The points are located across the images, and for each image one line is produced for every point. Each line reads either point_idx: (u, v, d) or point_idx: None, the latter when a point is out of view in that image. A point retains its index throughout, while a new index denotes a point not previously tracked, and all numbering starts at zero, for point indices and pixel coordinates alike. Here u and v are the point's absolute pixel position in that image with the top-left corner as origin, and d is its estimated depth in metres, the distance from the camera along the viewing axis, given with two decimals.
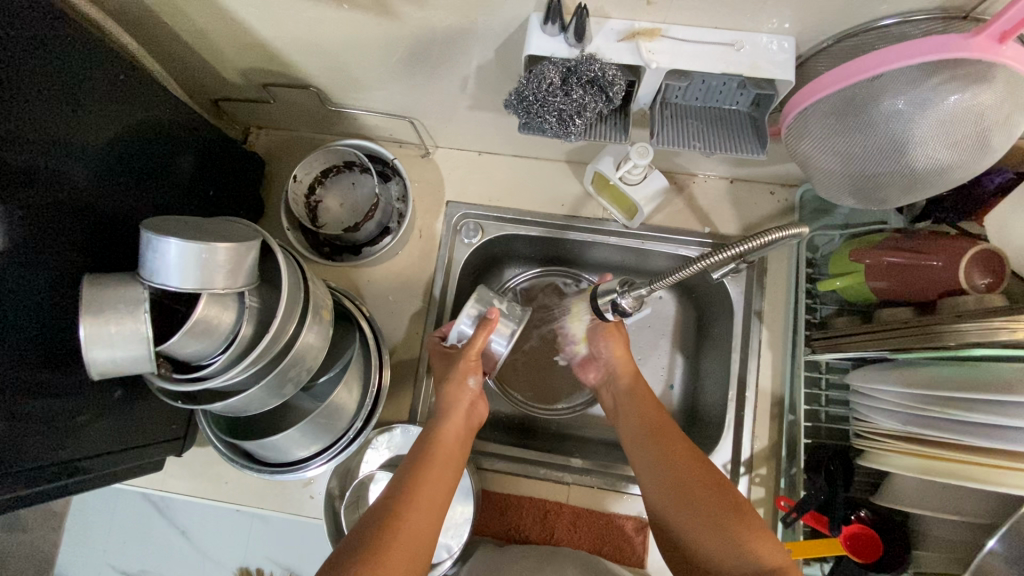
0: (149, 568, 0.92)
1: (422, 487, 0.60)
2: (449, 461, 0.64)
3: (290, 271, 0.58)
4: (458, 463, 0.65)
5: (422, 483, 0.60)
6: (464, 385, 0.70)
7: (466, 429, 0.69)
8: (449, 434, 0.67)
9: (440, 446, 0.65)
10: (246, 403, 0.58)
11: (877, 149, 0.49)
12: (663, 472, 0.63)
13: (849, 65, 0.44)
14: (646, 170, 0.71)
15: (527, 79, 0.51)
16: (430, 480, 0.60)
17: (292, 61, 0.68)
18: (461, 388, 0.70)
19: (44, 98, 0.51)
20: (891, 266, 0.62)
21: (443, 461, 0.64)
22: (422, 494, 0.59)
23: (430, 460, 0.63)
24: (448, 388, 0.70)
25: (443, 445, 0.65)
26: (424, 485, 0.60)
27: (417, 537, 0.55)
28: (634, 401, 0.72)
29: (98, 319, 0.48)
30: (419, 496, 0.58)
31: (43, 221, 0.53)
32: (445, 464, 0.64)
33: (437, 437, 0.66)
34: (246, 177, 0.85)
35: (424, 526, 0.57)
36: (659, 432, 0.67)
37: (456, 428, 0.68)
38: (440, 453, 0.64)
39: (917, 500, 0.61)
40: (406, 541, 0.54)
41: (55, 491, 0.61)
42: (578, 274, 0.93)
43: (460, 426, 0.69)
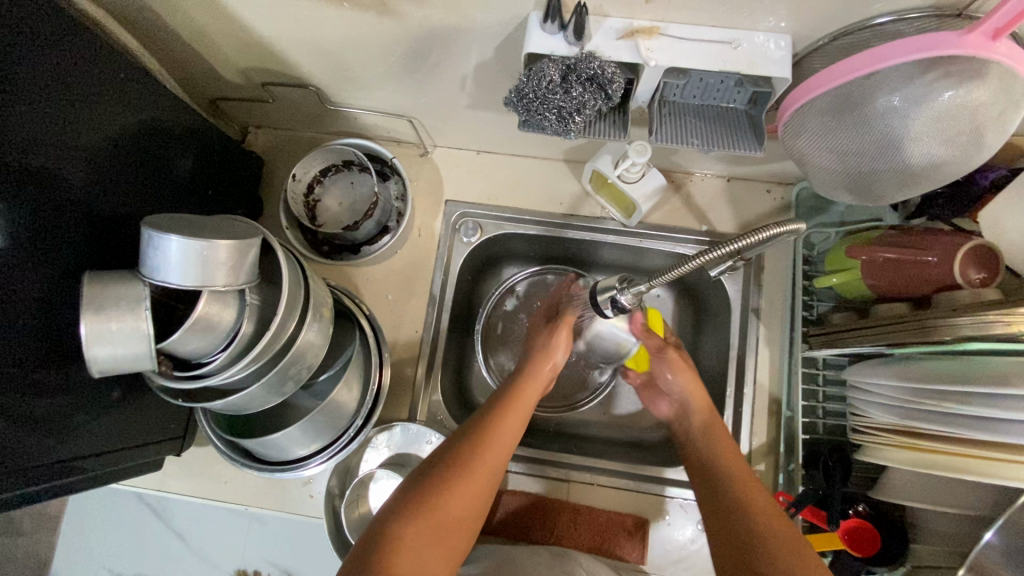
0: (146, 569, 0.92)
1: (504, 424, 0.61)
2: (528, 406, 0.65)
3: (291, 268, 0.58)
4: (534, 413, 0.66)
5: (504, 421, 0.61)
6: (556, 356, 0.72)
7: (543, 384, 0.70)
8: (530, 389, 0.67)
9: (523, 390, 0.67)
10: (247, 400, 0.58)
11: (872, 145, 0.50)
12: (741, 479, 0.58)
13: (844, 63, 0.45)
14: (644, 169, 0.72)
15: (527, 77, 0.51)
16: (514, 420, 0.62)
17: (291, 60, 0.68)
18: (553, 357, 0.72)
19: (42, 95, 0.51)
20: (886, 262, 0.63)
21: (523, 404, 0.65)
22: (502, 431, 0.60)
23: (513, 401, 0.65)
24: (540, 354, 0.72)
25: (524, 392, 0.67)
26: (506, 421, 0.61)
27: (495, 471, 0.57)
28: (711, 438, 0.65)
29: (99, 316, 0.48)
30: (500, 433, 0.60)
31: (41, 219, 0.53)
32: (525, 405, 0.65)
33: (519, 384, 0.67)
34: (245, 176, 0.85)
35: (501, 460, 0.59)
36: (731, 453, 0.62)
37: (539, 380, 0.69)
38: (524, 398, 0.66)
39: (914, 494, 0.62)
40: (487, 472, 0.56)
41: (53, 491, 0.61)
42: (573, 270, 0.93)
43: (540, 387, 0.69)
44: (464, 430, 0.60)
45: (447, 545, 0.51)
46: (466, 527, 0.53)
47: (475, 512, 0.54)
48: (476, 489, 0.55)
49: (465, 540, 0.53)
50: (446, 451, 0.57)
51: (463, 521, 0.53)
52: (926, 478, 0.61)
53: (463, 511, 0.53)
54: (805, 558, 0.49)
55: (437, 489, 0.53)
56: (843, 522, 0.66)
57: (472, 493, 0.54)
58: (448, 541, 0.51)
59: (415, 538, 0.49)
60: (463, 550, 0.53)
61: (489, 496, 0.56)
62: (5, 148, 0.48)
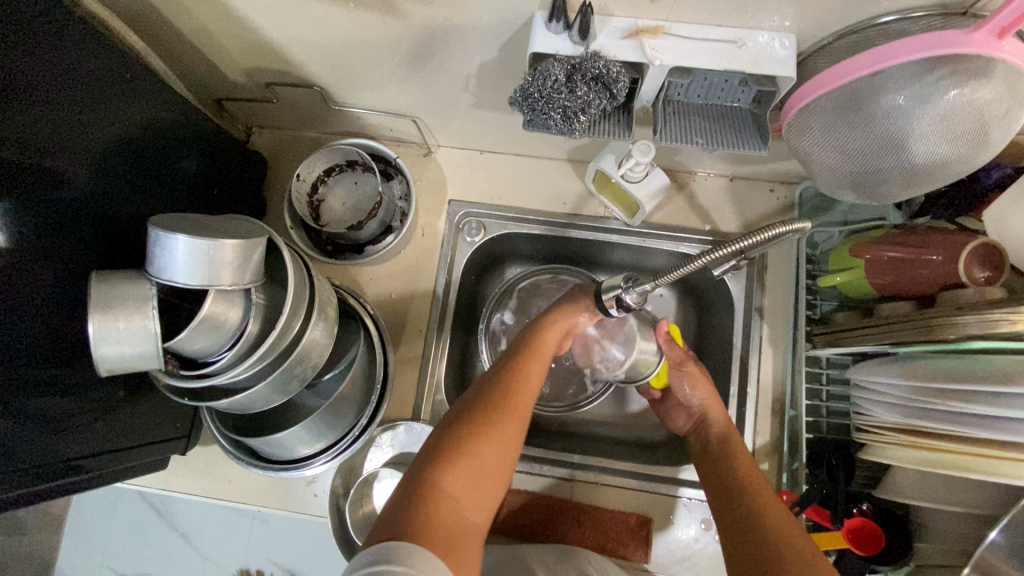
0: (150, 567, 0.92)
1: (530, 372, 0.61)
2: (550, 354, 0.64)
3: (296, 268, 0.58)
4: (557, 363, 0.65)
5: (530, 369, 0.61)
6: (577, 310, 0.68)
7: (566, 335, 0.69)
8: (552, 337, 0.66)
9: (546, 335, 0.65)
10: (252, 399, 0.58)
11: (877, 144, 0.50)
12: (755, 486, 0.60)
13: (850, 61, 0.45)
14: (647, 168, 0.72)
15: (532, 77, 0.51)
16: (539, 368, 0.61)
17: (296, 59, 0.69)
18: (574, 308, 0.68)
19: (49, 96, 0.51)
20: (890, 261, 0.63)
21: (546, 352, 0.64)
22: (529, 378, 0.60)
23: (536, 348, 0.64)
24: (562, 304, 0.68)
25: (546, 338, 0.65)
26: (532, 369, 0.61)
27: (525, 417, 0.57)
28: (729, 447, 0.67)
29: (107, 316, 0.48)
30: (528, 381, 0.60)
31: (49, 218, 0.53)
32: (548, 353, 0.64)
33: (541, 330, 0.66)
34: (249, 176, 0.86)
35: (531, 407, 0.59)
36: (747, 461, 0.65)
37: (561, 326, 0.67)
38: (544, 344, 0.64)
39: (918, 493, 0.62)
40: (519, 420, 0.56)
41: (60, 489, 0.61)
42: (574, 270, 0.92)
43: (561, 331, 0.67)
44: (490, 378, 0.60)
45: (486, 489, 0.52)
46: (503, 471, 0.54)
47: (511, 457, 0.55)
48: (510, 435, 0.55)
49: (502, 482, 0.54)
50: (472, 402, 0.57)
51: (501, 465, 0.53)
52: (930, 476, 0.61)
53: (500, 457, 0.53)
54: (803, 552, 0.51)
55: (471, 434, 0.53)
56: (846, 521, 0.66)
57: (506, 439, 0.55)
58: (487, 484, 0.52)
59: (457, 481, 0.50)
60: (500, 493, 0.54)
61: (521, 440, 0.57)
62: (12, 147, 0.49)
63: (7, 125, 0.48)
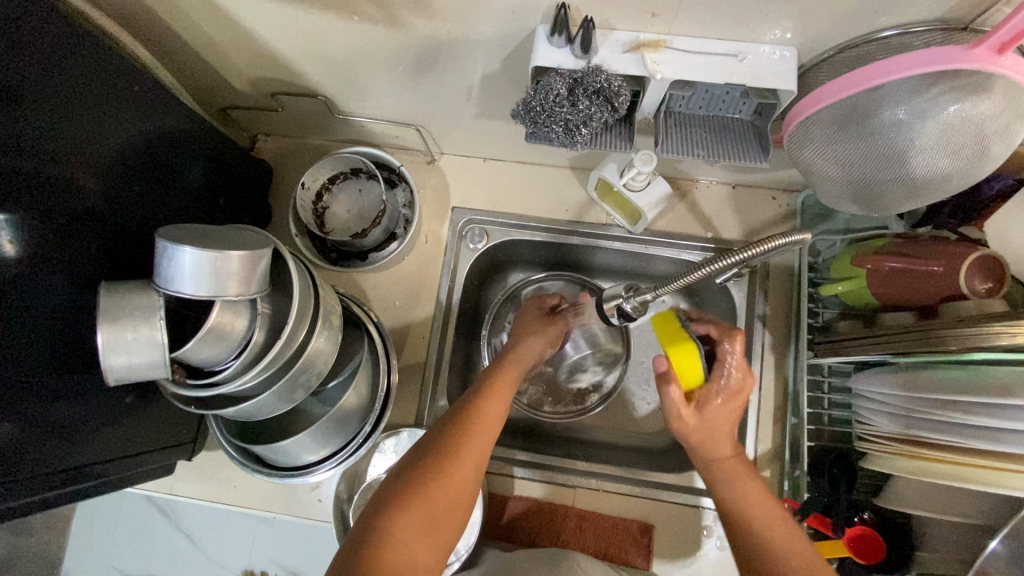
0: (156, 570, 0.93)
1: (487, 410, 0.61)
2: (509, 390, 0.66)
3: (301, 278, 0.59)
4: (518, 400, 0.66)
5: (487, 405, 0.62)
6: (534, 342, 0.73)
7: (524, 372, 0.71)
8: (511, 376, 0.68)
9: (504, 375, 0.67)
10: (258, 407, 0.59)
11: (878, 157, 0.50)
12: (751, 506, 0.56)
13: (849, 76, 0.46)
14: (649, 177, 0.73)
15: (534, 90, 0.52)
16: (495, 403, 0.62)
17: (301, 70, 0.69)
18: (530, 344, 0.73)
19: (57, 110, 0.52)
20: (891, 272, 0.63)
21: (505, 389, 0.65)
22: (486, 415, 0.61)
23: (495, 387, 0.65)
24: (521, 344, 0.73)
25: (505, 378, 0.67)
26: (488, 406, 0.62)
27: (480, 455, 0.57)
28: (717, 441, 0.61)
29: (115, 327, 0.49)
30: (483, 418, 0.60)
31: (57, 228, 0.54)
32: (506, 390, 0.66)
33: (499, 372, 0.67)
34: (254, 183, 0.86)
35: (488, 444, 0.59)
36: (764, 500, 0.57)
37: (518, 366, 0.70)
38: (504, 380, 0.66)
39: (920, 502, 0.62)
40: (473, 458, 0.57)
41: (69, 494, 0.62)
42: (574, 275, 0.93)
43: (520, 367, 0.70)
44: (448, 418, 0.61)
45: (437, 531, 0.51)
46: (456, 511, 0.54)
47: (464, 497, 0.55)
48: (464, 473, 0.55)
49: (457, 522, 0.54)
50: (430, 443, 0.58)
51: (453, 505, 0.53)
52: (932, 485, 0.61)
53: (451, 495, 0.54)
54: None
55: (421, 476, 0.54)
56: (848, 530, 0.66)
57: (460, 476, 0.55)
58: (440, 524, 0.52)
59: (406, 524, 0.50)
60: (457, 533, 0.54)
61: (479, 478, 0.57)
62: (16, 159, 0.49)
63: (10, 137, 0.49)
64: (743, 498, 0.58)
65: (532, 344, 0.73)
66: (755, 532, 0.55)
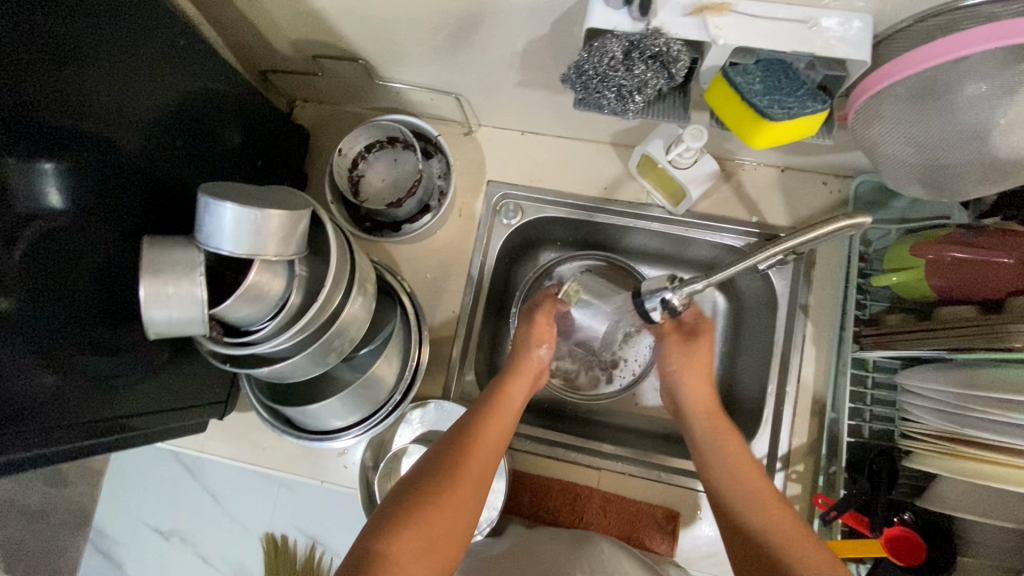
0: (180, 527, 0.96)
1: (485, 438, 0.63)
2: (510, 414, 0.68)
3: (338, 242, 0.59)
4: (517, 422, 0.68)
5: (486, 431, 0.64)
6: (535, 354, 0.75)
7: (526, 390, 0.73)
8: (514, 391, 0.71)
9: (506, 396, 0.69)
10: (291, 369, 0.59)
11: (954, 136, 0.47)
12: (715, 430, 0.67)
13: (944, 40, 0.42)
14: (697, 155, 0.70)
15: (587, 53, 0.49)
16: (495, 428, 0.65)
17: (343, 31, 0.68)
18: (531, 355, 0.75)
19: (100, 64, 0.52)
20: (954, 262, 0.59)
21: (506, 412, 0.68)
22: (483, 443, 0.63)
23: (494, 411, 0.67)
24: (520, 352, 0.75)
25: (505, 402, 0.69)
26: (486, 432, 0.64)
27: (476, 484, 0.59)
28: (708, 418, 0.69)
29: (157, 280, 0.49)
30: (484, 441, 0.63)
31: (100, 184, 0.54)
32: (505, 415, 0.67)
33: (502, 387, 0.70)
34: (291, 148, 0.86)
35: (485, 472, 0.61)
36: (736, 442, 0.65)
37: (518, 388, 0.71)
38: (507, 398, 0.69)
39: (966, 505, 0.59)
40: (468, 485, 0.59)
41: (106, 446, 0.63)
42: (598, 254, 0.90)
43: (523, 384, 0.72)
44: (447, 443, 0.63)
45: (436, 555, 0.53)
46: (451, 539, 0.55)
47: (460, 525, 0.56)
48: (460, 500, 0.57)
49: (453, 550, 0.55)
50: (435, 462, 0.60)
51: (446, 532, 0.55)
52: (982, 489, 0.58)
53: (447, 524, 0.55)
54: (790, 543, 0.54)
55: (418, 503, 0.55)
56: (886, 529, 0.63)
57: (455, 503, 0.57)
58: (435, 553, 0.53)
59: (402, 550, 0.51)
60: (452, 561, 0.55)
61: (478, 503, 0.59)
62: (58, 113, 0.49)
63: (54, 89, 0.49)
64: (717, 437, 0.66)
65: (531, 361, 0.75)
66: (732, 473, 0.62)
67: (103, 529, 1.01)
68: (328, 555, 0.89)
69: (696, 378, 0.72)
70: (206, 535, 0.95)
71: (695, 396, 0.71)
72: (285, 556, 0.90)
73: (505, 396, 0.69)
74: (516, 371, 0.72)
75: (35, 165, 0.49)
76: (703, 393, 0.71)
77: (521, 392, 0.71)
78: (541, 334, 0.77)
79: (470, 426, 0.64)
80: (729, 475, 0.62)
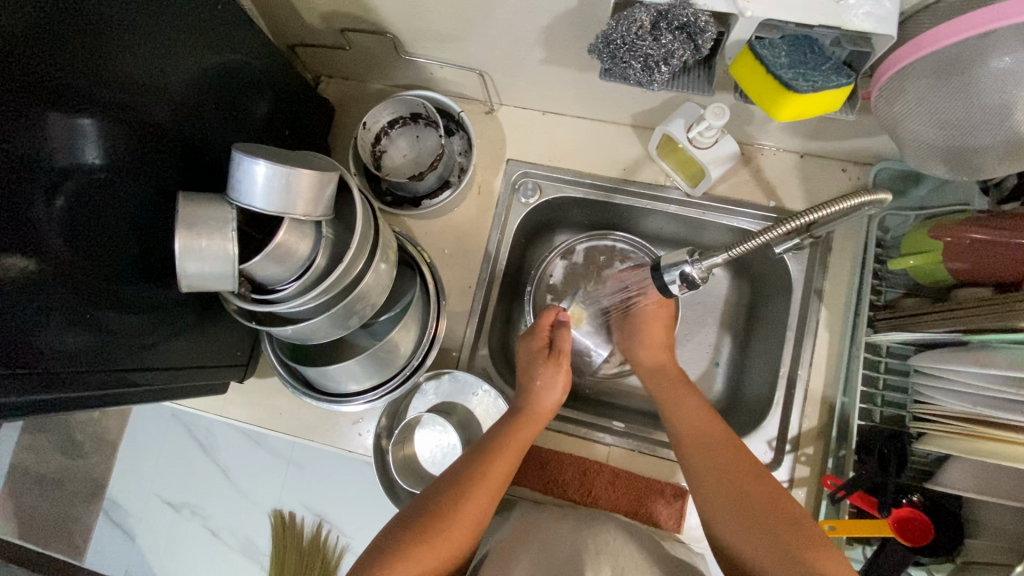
0: (192, 499, 1.03)
1: (493, 476, 0.63)
2: (520, 452, 0.67)
3: (363, 208, 0.60)
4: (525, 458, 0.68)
5: (491, 470, 0.64)
6: (550, 395, 0.74)
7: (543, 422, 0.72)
8: (527, 428, 0.69)
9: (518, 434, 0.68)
10: (313, 330, 0.61)
11: (977, 115, 0.48)
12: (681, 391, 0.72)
13: (979, 12, 0.42)
14: (718, 134, 0.71)
15: (616, 23, 0.51)
16: (499, 467, 0.64)
17: (373, 4, 0.69)
18: (547, 399, 0.73)
19: (136, 27, 0.53)
20: (971, 244, 0.60)
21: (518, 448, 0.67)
22: (488, 483, 0.63)
23: (506, 447, 0.66)
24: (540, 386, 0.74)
25: (517, 438, 0.68)
26: (496, 470, 0.64)
27: (474, 522, 0.60)
28: (670, 377, 0.75)
29: (191, 233, 0.51)
30: (487, 480, 0.63)
31: (134, 144, 0.56)
32: (514, 455, 0.66)
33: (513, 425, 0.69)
34: (316, 123, 0.88)
35: (485, 508, 0.62)
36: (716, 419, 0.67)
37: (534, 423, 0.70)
38: (519, 436, 0.68)
39: (973, 487, 0.59)
40: (468, 525, 0.60)
41: (133, 397, 0.65)
42: (612, 236, 0.91)
43: (535, 423, 0.71)
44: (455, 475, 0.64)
45: None
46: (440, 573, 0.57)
47: (452, 560, 0.58)
48: (455, 539, 0.58)
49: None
50: (435, 496, 0.61)
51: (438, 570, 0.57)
52: (992, 472, 0.59)
53: (440, 561, 0.57)
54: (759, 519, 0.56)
55: (414, 542, 0.56)
56: (895, 511, 0.63)
57: (450, 544, 0.58)
58: None
59: None
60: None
61: (475, 536, 0.61)
62: (93, 74, 0.51)
63: (93, 50, 0.50)
64: (679, 402, 0.70)
65: (548, 400, 0.73)
66: (739, 501, 0.58)
67: (117, 499, 1.07)
68: (335, 533, 0.98)
69: (650, 345, 0.80)
70: (215, 507, 1.02)
71: (678, 396, 0.71)
72: (293, 533, 0.98)
73: (519, 432, 0.68)
74: (535, 403, 0.72)
75: (76, 121, 0.50)
76: (661, 359, 0.78)
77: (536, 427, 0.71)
78: (563, 376, 0.75)
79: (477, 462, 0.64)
80: (733, 504, 0.58)
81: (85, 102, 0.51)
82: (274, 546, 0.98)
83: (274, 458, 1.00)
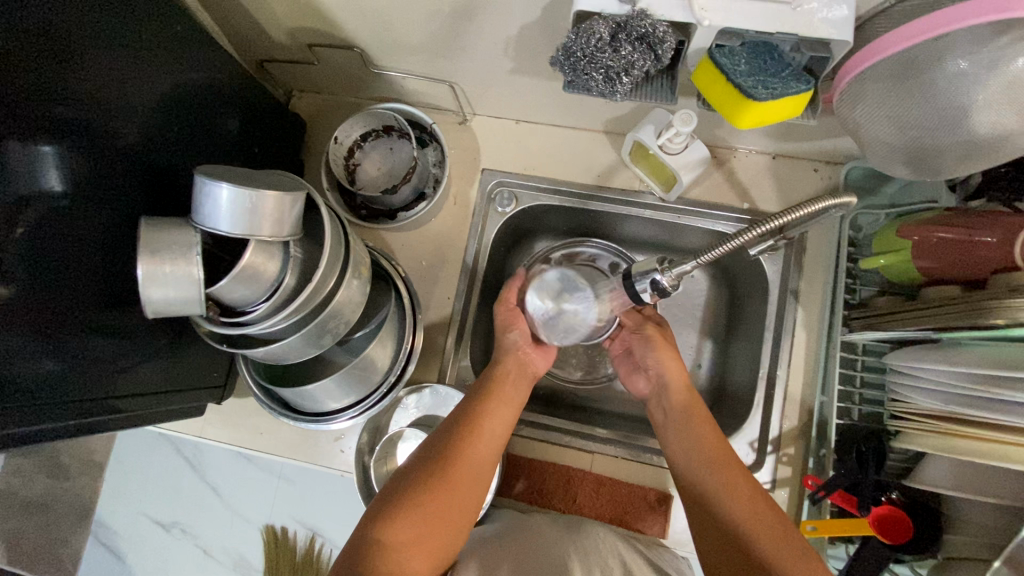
0: (181, 519, 1.02)
1: (484, 426, 0.65)
2: (509, 401, 0.69)
3: (332, 225, 0.60)
4: (516, 407, 0.70)
5: (482, 420, 0.65)
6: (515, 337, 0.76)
7: (522, 376, 0.74)
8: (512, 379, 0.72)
9: (504, 387, 0.70)
10: (285, 350, 0.60)
11: (936, 117, 0.48)
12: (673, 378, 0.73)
13: (931, 16, 0.42)
14: (688, 140, 0.71)
15: (576, 35, 0.50)
16: (490, 416, 0.66)
17: (338, 19, 0.69)
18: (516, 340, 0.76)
19: (93, 52, 0.53)
20: (938, 242, 0.61)
21: (505, 399, 0.69)
22: (480, 433, 0.64)
23: (491, 397, 0.68)
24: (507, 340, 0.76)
25: (502, 389, 0.70)
26: (484, 424, 0.65)
27: (475, 470, 0.61)
28: (687, 415, 0.69)
29: (154, 260, 0.50)
30: (479, 430, 0.64)
31: (99, 169, 0.55)
32: (502, 405, 0.68)
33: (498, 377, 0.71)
34: (288, 137, 0.87)
35: (484, 458, 0.63)
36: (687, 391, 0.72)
37: (513, 372, 0.73)
38: (504, 386, 0.70)
39: (951, 482, 0.60)
40: (468, 475, 0.60)
41: (107, 426, 0.63)
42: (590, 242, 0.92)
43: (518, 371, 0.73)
44: (448, 427, 0.65)
45: (436, 541, 0.55)
46: (451, 526, 0.57)
47: (461, 511, 0.58)
48: (458, 489, 0.59)
49: (453, 535, 0.57)
50: (431, 449, 0.62)
51: (446, 521, 0.57)
52: (968, 467, 0.59)
53: (447, 511, 0.57)
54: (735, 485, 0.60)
55: (418, 493, 0.57)
56: (873, 510, 0.63)
57: (454, 494, 0.58)
58: (434, 538, 0.55)
59: (403, 538, 0.53)
60: (451, 547, 0.57)
61: (479, 489, 0.61)
62: (49, 100, 0.50)
63: (47, 77, 0.49)
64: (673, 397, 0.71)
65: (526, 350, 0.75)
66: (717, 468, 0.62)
67: (103, 521, 1.06)
68: (327, 547, 0.97)
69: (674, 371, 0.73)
70: (204, 525, 1.01)
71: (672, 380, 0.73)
72: (285, 549, 0.97)
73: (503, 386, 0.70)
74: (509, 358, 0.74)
75: (35, 148, 0.49)
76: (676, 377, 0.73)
77: (520, 380, 0.73)
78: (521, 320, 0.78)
79: (466, 413, 0.66)
80: (713, 468, 0.62)
81: (43, 129, 0.50)
82: (267, 562, 0.97)
83: (262, 473, 0.99)
